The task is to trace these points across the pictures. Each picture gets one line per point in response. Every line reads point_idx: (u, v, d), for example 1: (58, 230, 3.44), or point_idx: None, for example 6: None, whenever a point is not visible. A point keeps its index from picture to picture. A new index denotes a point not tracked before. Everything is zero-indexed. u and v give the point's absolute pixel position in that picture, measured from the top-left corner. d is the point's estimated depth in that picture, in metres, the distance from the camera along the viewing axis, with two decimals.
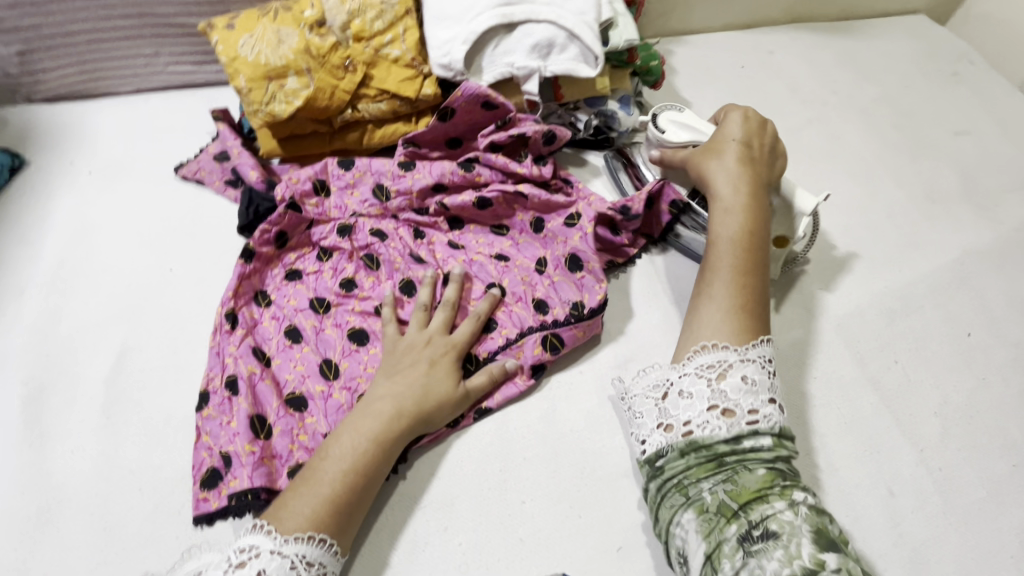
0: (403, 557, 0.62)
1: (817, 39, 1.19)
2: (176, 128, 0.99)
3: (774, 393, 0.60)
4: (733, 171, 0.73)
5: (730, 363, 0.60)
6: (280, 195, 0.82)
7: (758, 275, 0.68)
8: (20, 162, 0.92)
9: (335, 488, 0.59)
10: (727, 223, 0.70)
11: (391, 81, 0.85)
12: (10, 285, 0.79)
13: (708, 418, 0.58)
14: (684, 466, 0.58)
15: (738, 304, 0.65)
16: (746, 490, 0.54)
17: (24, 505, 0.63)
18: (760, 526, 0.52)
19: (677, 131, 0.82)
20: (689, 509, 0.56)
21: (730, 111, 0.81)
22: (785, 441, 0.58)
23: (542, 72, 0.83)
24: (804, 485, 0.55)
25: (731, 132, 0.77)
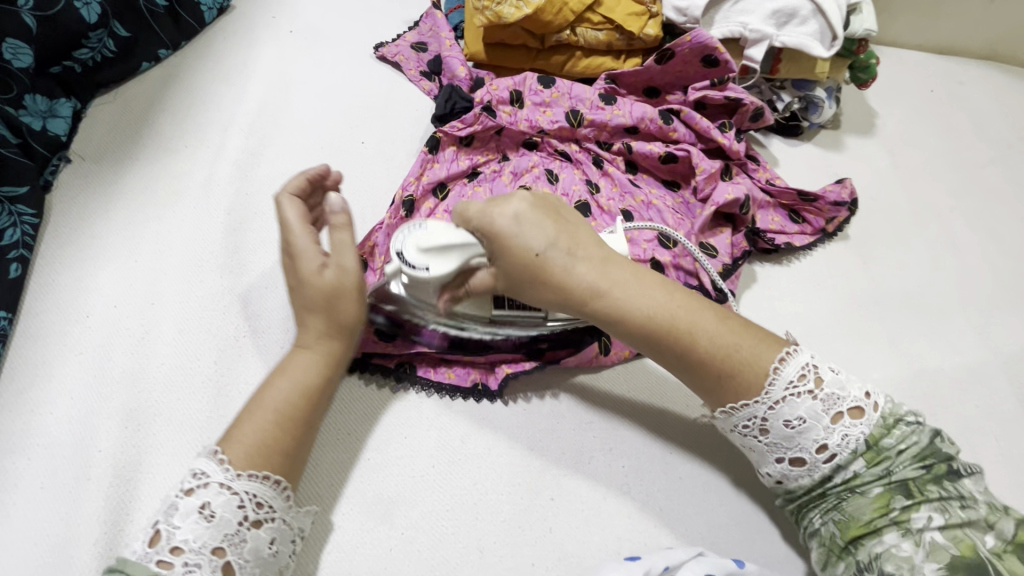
0: (569, 462, 0.64)
1: (1011, 81, 1.14)
2: (372, 8, 0.97)
3: (830, 407, 0.53)
4: (578, 271, 0.56)
5: (764, 417, 0.54)
6: (478, 97, 0.81)
7: (704, 321, 0.56)
8: (228, 5, 0.91)
9: (278, 417, 0.54)
10: (629, 297, 0.56)
11: (618, 11, 0.84)
12: (213, 119, 0.81)
13: (784, 469, 0.56)
14: (815, 512, 0.56)
15: (723, 343, 0.55)
16: (856, 522, 0.53)
17: (222, 325, 0.65)
18: (874, 567, 0.51)
19: (435, 259, 0.56)
20: (810, 539, 0.57)
21: (490, 208, 0.56)
22: (878, 448, 0.54)
23: (773, 41, 0.82)
24: (932, 499, 0.52)
25: (530, 241, 0.56)
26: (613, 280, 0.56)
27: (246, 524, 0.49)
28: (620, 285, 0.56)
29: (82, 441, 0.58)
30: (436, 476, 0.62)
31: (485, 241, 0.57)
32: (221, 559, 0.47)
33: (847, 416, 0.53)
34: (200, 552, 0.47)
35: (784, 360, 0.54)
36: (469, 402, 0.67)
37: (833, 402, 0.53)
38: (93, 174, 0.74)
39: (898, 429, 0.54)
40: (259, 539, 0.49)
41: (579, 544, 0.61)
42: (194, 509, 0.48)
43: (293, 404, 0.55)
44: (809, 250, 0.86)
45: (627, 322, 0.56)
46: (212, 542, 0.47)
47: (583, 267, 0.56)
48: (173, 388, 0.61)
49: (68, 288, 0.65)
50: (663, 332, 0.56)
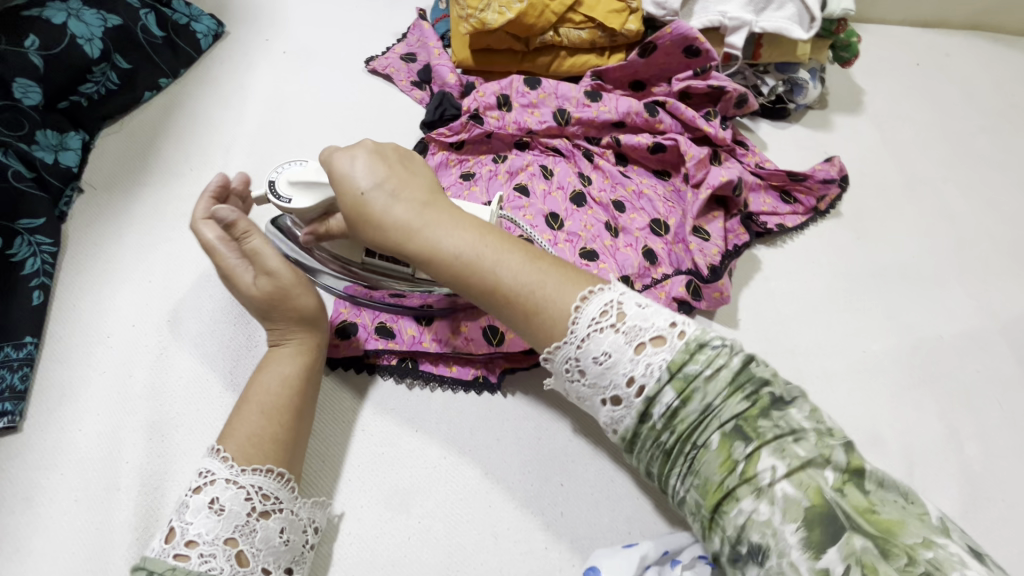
0: (577, 449, 0.66)
1: (998, 50, 1.14)
2: (362, 24, 1.00)
3: (672, 336, 0.49)
4: (404, 211, 0.54)
5: (576, 358, 0.50)
6: (467, 106, 0.84)
7: (510, 265, 0.53)
8: (222, 30, 0.95)
9: (266, 407, 0.58)
10: (444, 234, 0.54)
11: (599, 9, 0.86)
12: (215, 142, 0.84)
13: (610, 412, 0.51)
14: (651, 462, 0.51)
15: (526, 286, 0.52)
16: (710, 485, 0.46)
17: (235, 336, 0.68)
18: (743, 540, 0.44)
19: (299, 193, 0.62)
20: (682, 509, 0.50)
21: (336, 154, 0.57)
22: (683, 376, 0.48)
23: (752, 27, 0.84)
24: (769, 439, 0.45)
25: (358, 182, 0.55)
26: (430, 220, 0.54)
27: (254, 515, 0.51)
28: (432, 224, 0.54)
29: (110, 453, 0.61)
30: (448, 468, 0.64)
31: (335, 186, 0.58)
32: (235, 549, 0.50)
33: (648, 343, 0.49)
34: (214, 544, 0.49)
35: (588, 299, 0.51)
36: (472, 395, 0.69)
37: (636, 332, 0.49)
38: (105, 201, 0.77)
39: (702, 354, 0.48)
40: (269, 528, 0.52)
41: (590, 526, 0.62)
42: (204, 505, 0.50)
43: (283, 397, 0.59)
44: (802, 229, 0.87)
45: (441, 251, 0.53)
46: (225, 534, 0.50)
47: (403, 209, 0.54)
48: (193, 399, 0.64)
49: (88, 310, 0.68)
50: (471, 269, 0.53)
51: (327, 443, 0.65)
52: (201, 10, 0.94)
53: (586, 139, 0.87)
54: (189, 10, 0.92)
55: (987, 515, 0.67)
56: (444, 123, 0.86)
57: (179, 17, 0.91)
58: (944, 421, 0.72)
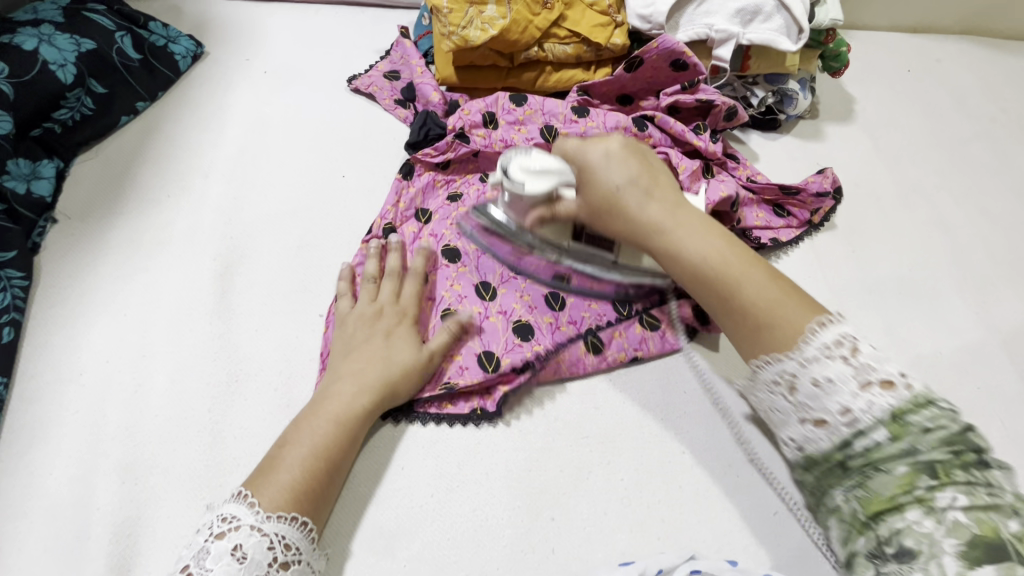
0: (568, 481, 0.64)
1: (988, 54, 1.13)
2: (344, 41, 0.98)
3: (888, 376, 0.48)
4: (643, 207, 0.59)
5: (794, 373, 0.51)
6: (451, 124, 0.83)
7: (750, 285, 0.54)
8: (201, 51, 0.93)
9: (316, 448, 0.58)
10: (688, 241, 0.57)
11: (584, 24, 0.85)
12: (194, 167, 0.82)
13: (807, 432, 0.51)
14: (829, 483, 0.51)
15: (770, 303, 0.53)
16: (878, 498, 0.47)
17: (214, 371, 0.66)
18: (892, 541, 0.45)
19: (532, 179, 0.63)
20: (831, 517, 0.51)
21: (586, 143, 0.61)
22: (903, 421, 0.47)
23: (740, 39, 0.83)
24: (961, 482, 0.44)
25: (610, 176, 0.60)
26: (678, 220, 0.58)
27: (275, 566, 0.52)
28: (686, 226, 0.57)
29: (83, 499, 0.58)
30: (435, 506, 0.62)
31: (573, 167, 0.62)
32: None
33: (877, 385, 0.48)
34: None
35: (823, 326, 0.50)
36: (469, 427, 0.67)
37: (865, 371, 0.49)
38: (79, 232, 0.75)
39: (930, 409, 0.46)
40: None
41: (583, 563, 0.60)
42: (225, 552, 0.51)
43: (328, 442, 0.59)
44: (796, 243, 0.85)
45: (682, 253, 0.57)
46: None
47: (650, 208, 0.58)
48: (169, 438, 0.62)
49: (61, 347, 0.66)
50: (713, 277, 0.55)
51: None
52: (180, 32, 0.92)
53: None
54: (166, 32, 0.90)
55: None
56: (430, 144, 0.83)
57: (156, 39, 0.89)
58: None
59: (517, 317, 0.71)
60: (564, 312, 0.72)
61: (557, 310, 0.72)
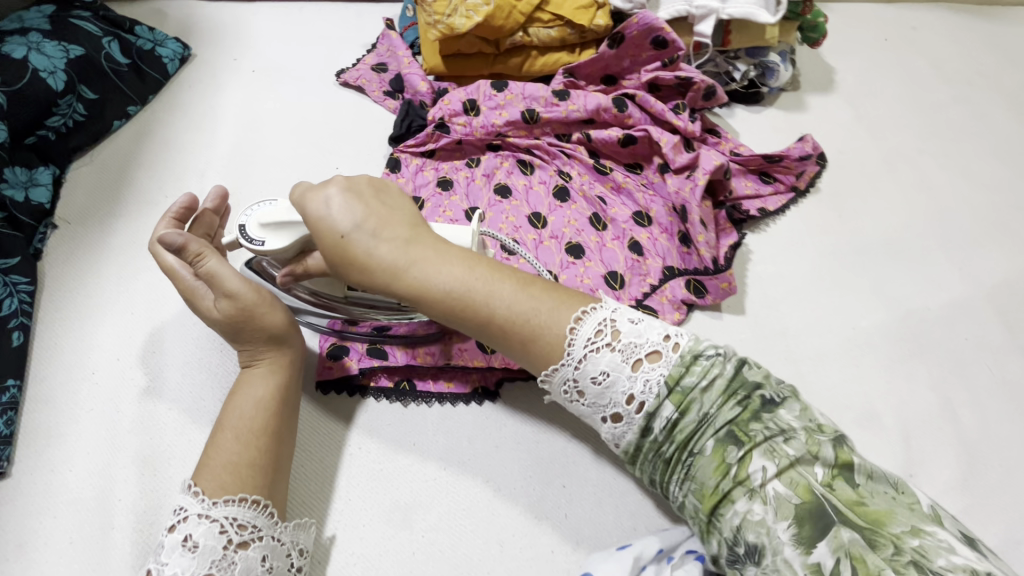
0: (577, 450, 0.66)
1: (962, 19, 1.16)
2: (330, 37, 0.99)
3: (659, 347, 0.51)
4: (385, 253, 0.53)
5: (575, 378, 0.52)
6: (432, 115, 0.85)
7: (503, 291, 0.53)
8: (189, 53, 0.93)
9: (240, 432, 0.56)
10: (427, 272, 0.53)
11: (567, 6, 0.86)
12: (189, 167, 0.83)
13: (612, 429, 0.53)
14: (677, 483, 0.51)
15: (521, 311, 0.53)
16: (707, 491, 0.49)
17: (223, 363, 0.67)
18: (740, 541, 0.46)
19: (271, 234, 0.60)
20: (684, 515, 0.52)
21: (307, 196, 0.56)
22: (681, 389, 0.50)
23: (719, 14, 0.85)
24: (760, 441, 0.47)
25: (339, 224, 0.54)
26: (417, 255, 0.54)
27: (232, 548, 0.50)
28: (419, 260, 0.53)
29: (103, 493, 0.59)
30: (448, 479, 0.64)
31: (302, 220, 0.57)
32: None
33: (646, 358, 0.51)
34: None
35: (582, 320, 0.52)
36: (473, 406, 0.68)
37: (632, 351, 0.51)
38: (80, 235, 0.76)
39: (697, 364, 0.50)
40: (249, 558, 0.50)
41: (595, 526, 0.62)
42: (177, 544, 0.49)
43: (257, 419, 0.57)
44: (783, 212, 0.87)
45: (429, 286, 0.53)
46: (202, 571, 0.48)
47: (382, 247, 0.53)
48: (183, 430, 0.63)
49: (70, 347, 0.67)
50: (458, 302, 0.53)
51: (322, 466, 0.64)
52: (166, 35, 0.93)
53: (556, 138, 0.86)
54: (153, 35, 0.91)
55: (988, 480, 0.67)
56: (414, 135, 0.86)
57: (143, 42, 0.89)
58: (937, 391, 0.73)
59: None
60: None
61: None
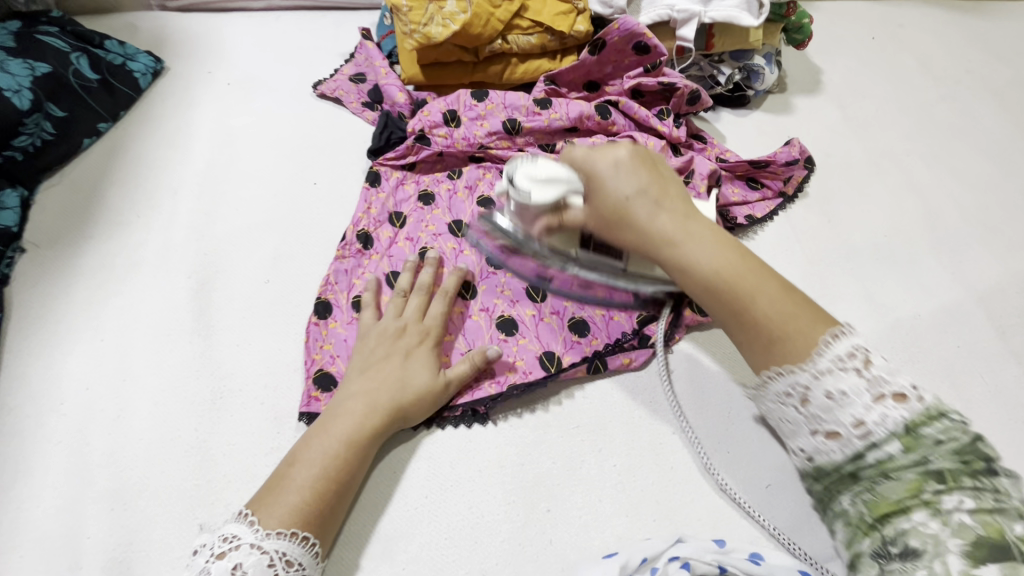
0: (561, 471, 0.64)
1: (950, 16, 1.14)
2: (307, 47, 0.97)
3: (881, 386, 0.46)
4: (650, 217, 0.54)
5: (806, 386, 0.48)
6: (411, 127, 0.83)
7: (765, 302, 0.50)
8: (161, 67, 0.91)
9: (327, 467, 0.58)
10: (697, 253, 0.52)
11: (546, 13, 0.84)
12: (162, 185, 0.81)
13: (817, 443, 0.48)
14: (842, 494, 0.48)
15: (772, 309, 0.50)
16: (884, 501, 0.45)
17: (197, 390, 0.65)
18: (898, 542, 0.43)
19: (542, 187, 0.59)
20: (835, 521, 0.49)
21: (592, 151, 0.58)
22: (916, 434, 0.44)
23: (701, 17, 0.83)
24: (966, 484, 0.42)
25: (618, 186, 0.56)
26: (688, 230, 0.54)
27: None
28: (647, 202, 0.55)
29: (72, 530, 0.58)
30: (430, 507, 0.62)
31: (581, 173, 0.59)
32: None
33: (890, 397, 0.46)
34: None
35: (837, 339, 0.47)
36: (461, 429, 0.66)
37: (879, 383, 0.46)
38: (49, 259, 0.73)
39: (943, 422, 0.44)
40: None
41: (580, 550, 0.60)
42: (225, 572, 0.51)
43: (336, 463, 0.58)
44: (771, 217, 0.86)
45: (689, 261, 0.52)
46: None
47: (660, 218, 0.54)
48: (157, 461, 0.61)
49: (39, 377, 0.65)
50: (715, 279, 0.51)
51: None
52: (138, 49, 0.90)
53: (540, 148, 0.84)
54: (124, 50, 0.89)
55: None
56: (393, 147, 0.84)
57: (113, 58, 0.87)
58: None
59: (499, 312, 0.71)
60: (546, 303, 0.72)
61: (538, 301, 0.72)
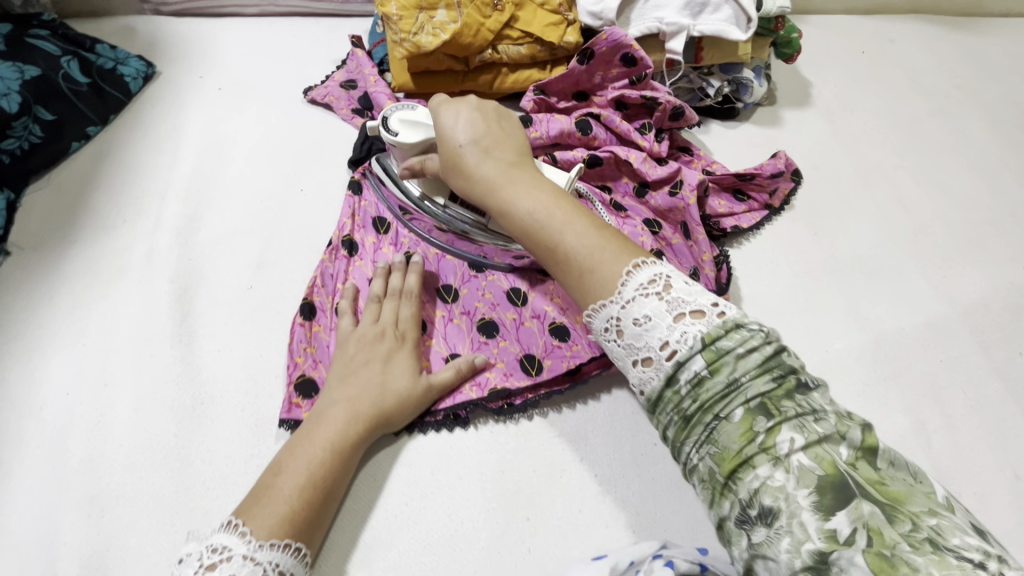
0: (542, 482, 0.64)
1: (940, 32, 1.15)
2: (300, 53, 0.97)
3: (676, 309, 0.47)
4: (487, 173, 0.60)
5: (617, 317, 0.49)
6: None
7: (611, 265, 0.51)
8: (153, 71, 0.91)
9: (311, 476, 0.57)
10: (519, 195, 0.57)
11: (536, 23, 0.85)
12: (149, 189, 0.81)
13: (640, 374, 0.48)
14: (664, 427, 0.47)
15: (589, 251, 0.53)
16: (728, 453, 0.42)
17: (178, 396, 0.65)
18: (753, 503, 0.41)
19: (407, 129, 0.67)
20: (690, 476, 0.45)
21: (446, 107, 0.64)
22: (716, 347, 0.45)
23: (690, 30, 0.84)
24: (790, 416, 0.41)
25: (458, 136, 0.62)
26: (514, 183, 0.58)
27: None
28: (512, 185, 0.58)
29: (48, 535, 0.57)
30: (409, 514, 0.62)
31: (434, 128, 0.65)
32: None
33: (688, 315, 0.47)
34: None
35: (636, 268, 0.50)
36: (442, 434, 0.66)
37: (678, 304, 0.48)
38: (34, 262, 0.73)
39: (739, 332, 0.45)
40: None
41: (559, 561, 0.60)
42: None
43: (322, 471, 0.58)
44: (757, 229, 0.86)
45: (510, 209, 0.58)
46: None
47: (488, 165, 0.60)
48: (134, 466, 0.61)
49: (19, 380, 0.65)
50: (534, 230, 0.56)
51: None
52: (129, 53, 0.91)
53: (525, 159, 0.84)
54: (115, 53, 0.89)
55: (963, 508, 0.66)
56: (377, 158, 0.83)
57: (105, 61, 0.87)
58: (911, 415, 0.71)
59: (480, 316, 0.72)
60: (527, 307, 0.73)
61: (519, 306, 0.73)
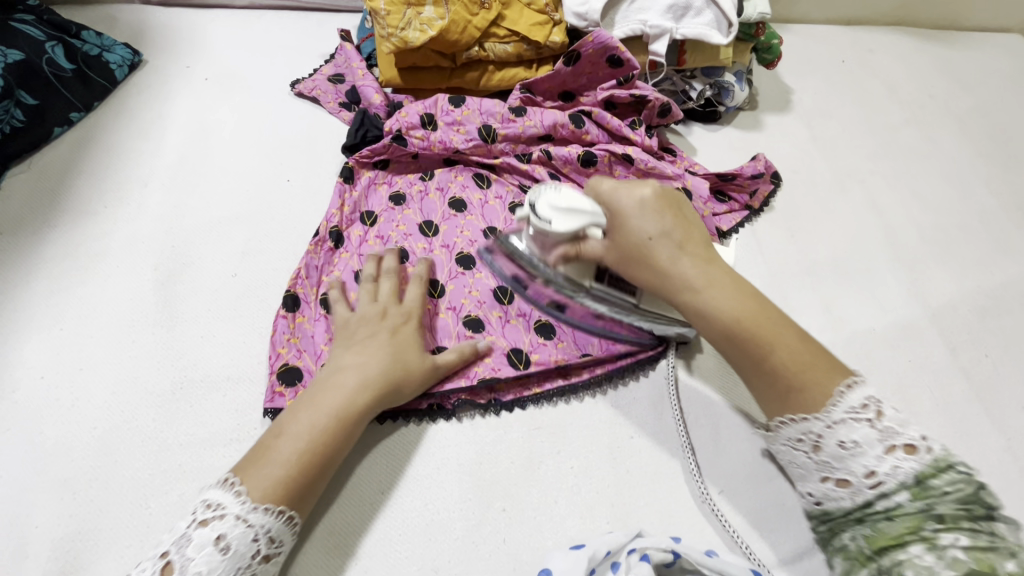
0: (519, 473, 0.65)
1: (918, 44, 1.18)
2: (288, 46, 0.98)
3: (888, 439, 0.47)
4: (689, 273, 0.54)
5: (819, 434, 0.50)
6: (388, 126, 0.82)
7: (781, 353, 0.51)
8: (139, 60, 0.91)
9: (311, 442, 0.57)
10: (717, 297, 0.52)
11: (522, 23, 0.86)
12: (133, 176, 0.81)
13: (828, 488, 0.50)
14: (843, 528, 0.49)
15: (738, 319, 0.51)
16: (883, 535, 0.46)
17: (157, 381, 0.65)
18: (896, 573, 0.45)
19: (562, 217, 0.59)
20: (835, 554, 0.50)
21: (617, 188, 0.58)
22: (923, 486, 0.46)
23: (673, 34, 0.86)
24: (941, 525, 0.44)
25: (642, 227, 0.55)
26: (711, 279, 0.53)
27: (258, 559, 0.52)
28: (698, 283, 0.53)
29: (19, 518, 0.57)
30: (386, 502, 0.63)
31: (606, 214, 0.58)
32: None
33: (900, 448, 0.47)
34: None
35: (850, 388, 0.49)
36: (424, 424, 0.67)
37: (889, 435, 0.47)
38: (12, 245, 0.73)
39: (949, 473, 0.45)
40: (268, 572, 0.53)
41: (533, 550, 0.61)
42: (209, 542, 0.50)
43: (320, 437, 0.58)
44: (737, 230, 0.88)
45: (714, 309, 0.52)
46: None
47: (689, 268, 0.53)
48: (109, 450, 0.61)
49: None
50: (736, 329, 0.51)
51: None
52: (116, 40, 0.91)
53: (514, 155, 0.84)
54: (102, 40, 0.89)
55: None
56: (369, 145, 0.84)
57: (90, 48, 0.87)
58: None
59: (466, 312, 0.72)
60: (513, 304, 0.73)
61: (506, 303, 0.73)
